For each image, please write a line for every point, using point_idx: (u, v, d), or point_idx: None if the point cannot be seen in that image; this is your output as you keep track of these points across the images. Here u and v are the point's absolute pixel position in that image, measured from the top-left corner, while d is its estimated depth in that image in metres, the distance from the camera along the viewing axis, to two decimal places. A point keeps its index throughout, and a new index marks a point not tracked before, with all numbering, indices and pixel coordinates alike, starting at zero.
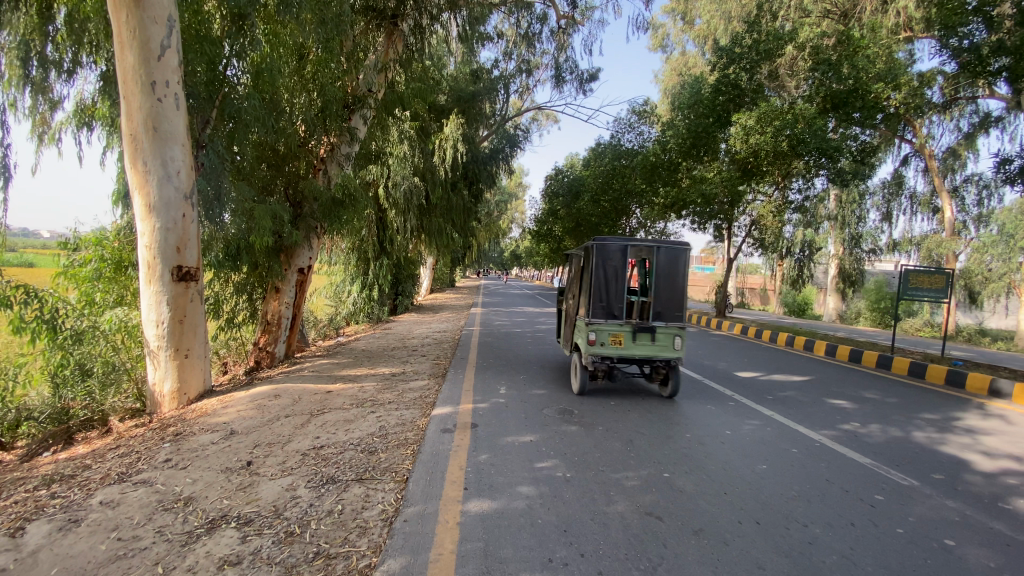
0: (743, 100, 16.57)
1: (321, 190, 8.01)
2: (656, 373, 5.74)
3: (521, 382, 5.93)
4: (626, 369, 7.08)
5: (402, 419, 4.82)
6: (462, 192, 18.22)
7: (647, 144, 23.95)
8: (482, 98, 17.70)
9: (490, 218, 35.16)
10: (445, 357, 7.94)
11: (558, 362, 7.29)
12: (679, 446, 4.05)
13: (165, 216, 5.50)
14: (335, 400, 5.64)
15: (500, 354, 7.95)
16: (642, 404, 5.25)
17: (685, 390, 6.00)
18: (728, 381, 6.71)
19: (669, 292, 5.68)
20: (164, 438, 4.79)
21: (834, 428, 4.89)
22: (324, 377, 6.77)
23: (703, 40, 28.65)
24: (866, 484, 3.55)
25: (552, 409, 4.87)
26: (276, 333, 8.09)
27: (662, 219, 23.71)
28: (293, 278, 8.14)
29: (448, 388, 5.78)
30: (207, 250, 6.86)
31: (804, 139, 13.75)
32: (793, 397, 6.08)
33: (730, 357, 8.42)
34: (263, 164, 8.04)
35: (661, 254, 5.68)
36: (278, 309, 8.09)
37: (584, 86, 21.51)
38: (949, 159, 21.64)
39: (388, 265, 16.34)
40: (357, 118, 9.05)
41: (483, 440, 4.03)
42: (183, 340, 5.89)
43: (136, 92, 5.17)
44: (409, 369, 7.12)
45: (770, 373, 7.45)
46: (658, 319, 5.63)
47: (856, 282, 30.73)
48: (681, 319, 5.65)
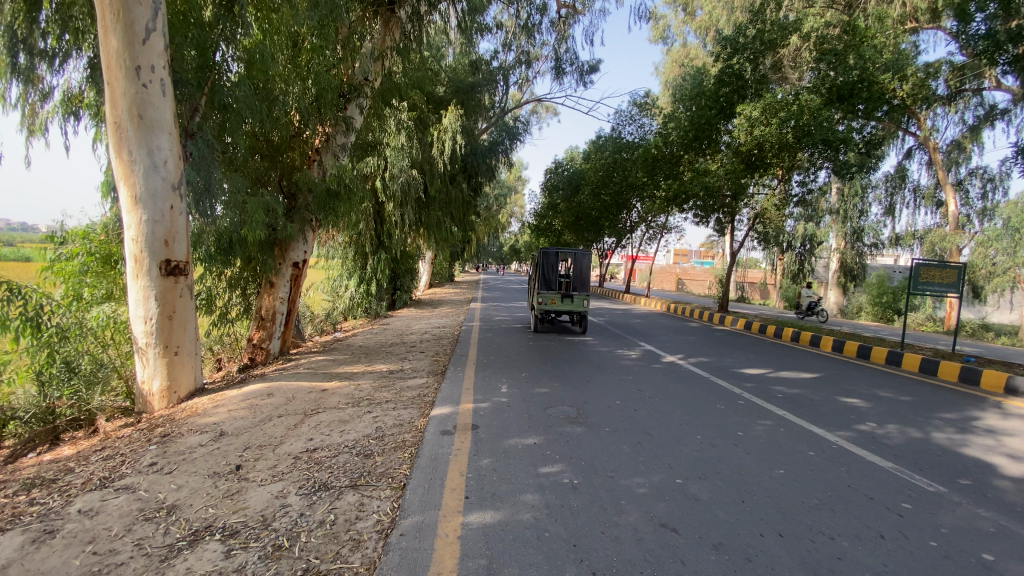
0: (747, 91, 16.22)
1: (316, 181, 7.73)
2: (576, 322, 10.34)
3: (524, 380, 5.74)
4: (631, 366, 6.89)
5: (400, 419, 4.62)
6: (461, 186, 17.97)
7: (649, 137, 23.69)
8: (482, 89, 17.41)
9: (489, 211, 34.88)
10: (444, 353, 7.73)
11: (561, 359, 7.10)
12: (690, 449, 3.86)
13: (152, 208, 5.26)
14: (330, 399, 5.44)
15: (501, 350, 7.75)
16: (650, 403, 5.06)
17: (692, 388, 5.82)
18: (736, 378, 6.53)
19: (579, 276, 10.76)
20: (151, 440, 4.59)
21: (850, 428, 4.71)
22: (320, 374, 6.56)
23: (704, 32, 28.32)
24: (891, 491, 3.37)
25: (556, 408, 4.67)
26: (271, 330, 7.88)
27: (663, 212, 23.49)
28: (287, 273, 7.92)
29: (447, 387, 5.58)
30: (197, 244, 6.61)
31: (809, 131, 13.52)
32: (804, 395, 5.90)
33: (737, 353, 8.24)
34: (256, 155, 7.79)
35: (577, 257, 10.52)
36: (272, 304, 7.86)
37: (584, 78, 21.22)
38: (953, 152, 21.42)
39: (386, 259, 16.10)
40: (352, 107, 8.82)
41: (484, 442, 3.84)
42: (172, 337, 5.67)
43: (119, 77, 4.91)
44: (407, 366, 6.92)
45: (779, 369, 7.26)
46: (575, 291, 10.41)
47: (857, 276, 30.56)
48: (585, 291, 10.59)
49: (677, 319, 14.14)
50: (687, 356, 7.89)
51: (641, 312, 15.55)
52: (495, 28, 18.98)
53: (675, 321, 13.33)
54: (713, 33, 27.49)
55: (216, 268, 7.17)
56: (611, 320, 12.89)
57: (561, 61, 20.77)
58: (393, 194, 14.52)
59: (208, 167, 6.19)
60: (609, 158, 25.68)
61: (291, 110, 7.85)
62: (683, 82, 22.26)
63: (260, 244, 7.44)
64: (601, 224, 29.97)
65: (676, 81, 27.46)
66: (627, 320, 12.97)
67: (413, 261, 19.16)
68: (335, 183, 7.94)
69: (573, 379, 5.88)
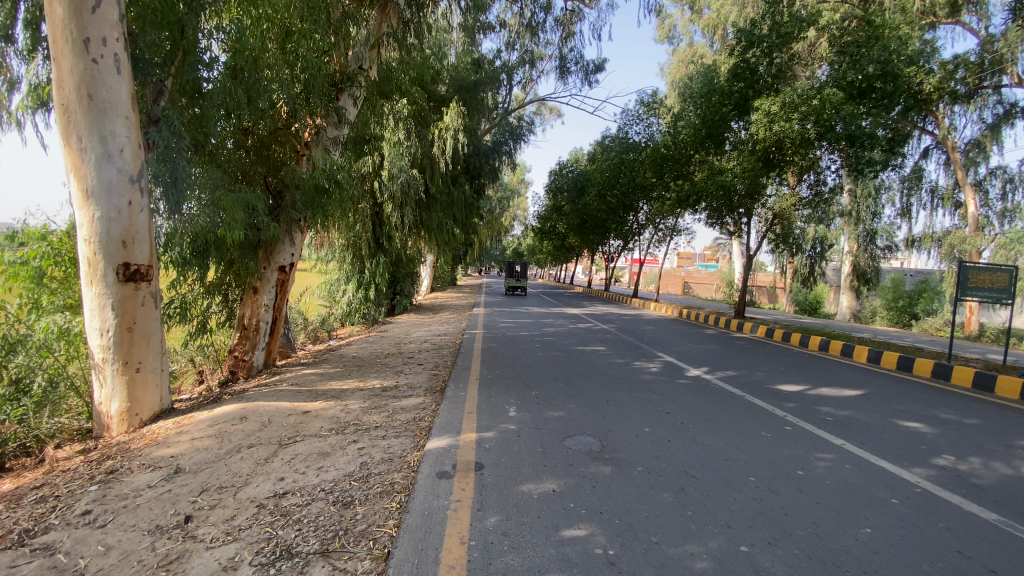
0: (761, 88, 15.40)
1: (303, 177, 6.95)
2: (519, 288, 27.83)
3: (535, 401, 5.01)
4: (655, 383, 6.14)
5: (390, 452, 3.89)
6: (463, 187, 17.33)
7: (656, 137, 23.01)
8: (484, 88, 16.79)
9: (491, 215, 34.31)
10: (444, 366, 7.00)
11: (575, 374, 6.37)
12: (746, 498, 3.12)
13: (106, 203, 4.56)
14: (312, 424, 4.71)
15: (508, 363, 7.01)
16: (685, 431, 4.32)
17: (727, 410, 5.08)
18: (774, 397, 5.79)
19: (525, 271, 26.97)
20: (94, 478, 3.87)
21: (927, 464, 3.96)
22: (304, 392, 5.83)
23: (712, 30, 27.64)
24: (1015, 560, 2.62)
25: (575, 440, 3.95)
26: (254, 340, 7.18)
27: (673, 214, 22.77)
28: (273, 278, 7.22)
29: (447, 409, 4.84)
30: (169, 246, 5.89)
31: (835, 126, 12.65)
32: (855, 417, 5.15)
33: (766, 366, 7.50)
34: (240, 150, 7.16)
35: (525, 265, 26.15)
36: (256, 312, 7.16)
37: (590, 77, 20.61)
38: (973, 151, 20.59)
39: (385, 262, 15.35)
40: (346, 98, 8.14)
41: (491, 489, 3.11)
42: (133, 351, 4.96)
43: (66, 52, 4.27)
44: (403, 382, 6.18)
45: (819, 385, 6.50)
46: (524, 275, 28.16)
47: (870, 279, 29.74)
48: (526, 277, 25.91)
49: (690, 325, 13.38)
50: (712, 369, 7.17)
51: (652, 318, 14.81)
52: (498, 26, 18.36)
53: (689, 328, 12.57)
54: (722, 31, 26.79)
55: (192, 273, 6.45)
56: (622, 327, 12.15)
57: (566, 60, 20.13)
58: (391, 194, 13.83)
59: (173, 157, 5.33)
60: (615, 159, 24.98)
61: (277, 100, 7.21)
62: (692, 80, 21.55)
63: (240, 245, 6.73)
64: (607, 225, 29.29)
65: (682, 80, 26.71)
66: (639, 327, 12.23)
67: (414, 265, 18.40)
68: (323, 178, 7.19)
69: (591, 400, 5.15)
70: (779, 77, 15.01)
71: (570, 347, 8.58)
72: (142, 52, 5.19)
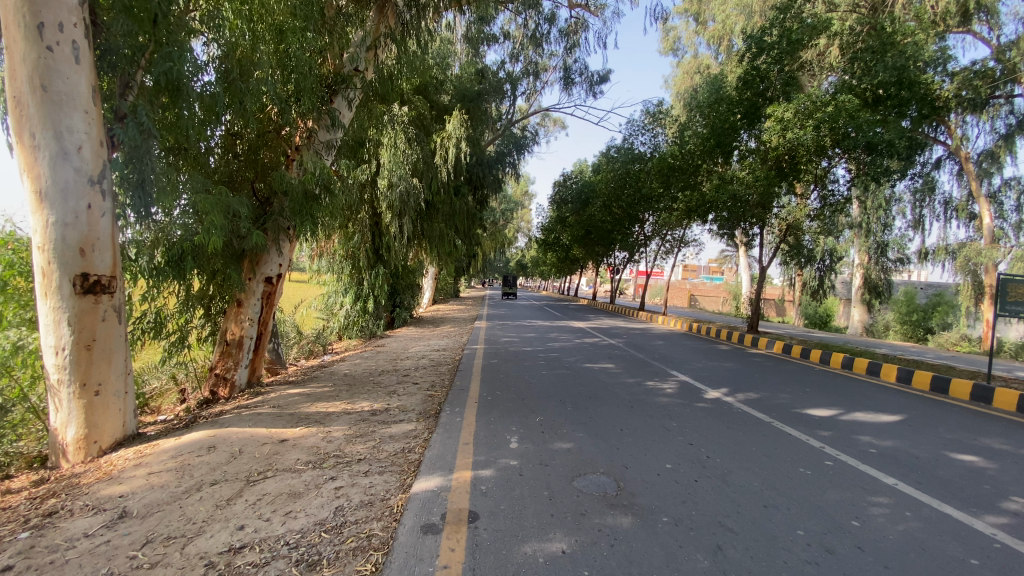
0: (771, 95, 14.88)
1: (291, 182, 6.43)
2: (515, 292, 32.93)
3: (539, 430, 4.45)
4: (672, 407, 5.58)
5: (371, 494, 3.35)
6: (465, 197, 16.93)
7: (662, 148, 22.59)
8: (488, 97, 16.50)
9: (495, 226, 33.98)
10: (440, 386, 6.46)
11: (584, 396, 5.82)
12: (798, 560, 2.56)
13: (62, 206, 4.11)
14: (288, 455, 4.17)
15: (509, 382, 6.47)
16: (712, 468, 3.76)
17: (756, 440, 4.51)
18: (806, 424, 5.21)
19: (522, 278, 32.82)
20: (28, 522, 3.34)
21: (997, 510, 3.39)
22: (285, 416, 5.30)
23: (718, 41, 27.37)
24: None
25: (586, 480, 3.40)
26: (237, 357, 6.68)
27: (680, 225, 22.24)
28: (259, 289, 6.73)
29: (439, 439, 4.28)
30: (140, 255, 5.41)
31: (854, 130, 12.12)
32: (900, 449, 4.57)
33: (790, 387, 6.91)
34: (227, 154, 6.72)
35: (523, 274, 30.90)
36: (239, 327, 6.66)
37: (594, 88, 20.35)
38: (986, 162, 19.97)
39: (385, 274, 14.88)
40: (340, 100, 7.68)
41: (486, 549, 2.57)
42: (92, 372, 4.45)
43: (18, 38, 3.89)
44: (394, 405, 5.64)
45: (852, 409, 5.91)
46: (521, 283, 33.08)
47: (883, 292, 28.99)
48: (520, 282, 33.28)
49: (701, 341, 12.77)
50: (732, 390, 6.61)
51: (660, 333, 14.23)
52: (502, 37, 18.16)
53: (701, 344, 11.97)
54: (728, 43, 26.57)
55: (169, 285, 5.97)
56: (630, 342, 11.59)
57: (570, 70, 19.89)
58: (390, 204, 13.38)
59: (142, 158, 4.80)
60: (620, 170, 24.55)
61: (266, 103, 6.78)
62: (699, 90, 21.22)
63: (223, 254, 6.26)
64: (612, 237, 28.81)
65: (688, 91, 26.43)
66: (648, 342, 11.67)
67: (415, 277, 17.89)
68: (311, 183, 6.70)
69: (603, 428, 4.60)
70: (791, 85, 14.53)
71: (577, 365, 8.03)
72: (110, 43, 4.70)
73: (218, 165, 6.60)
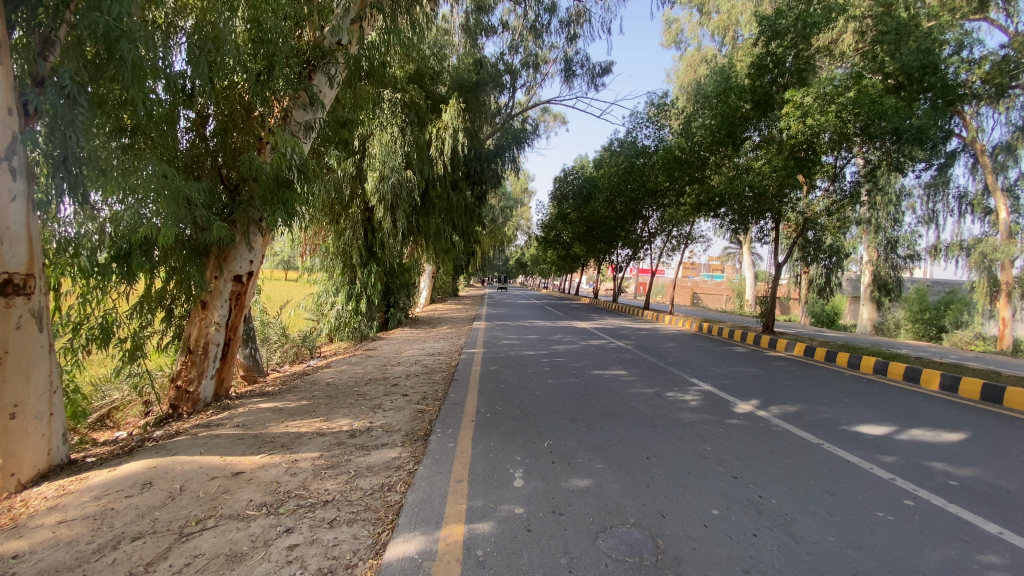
0: (787, 82, 13.99)
1: (260, 166, 5.61)
2: None
3: (549, 460, 3.67)
4: (702, 425, 4.80)
5: (333, 559, 2.55)
6: (462, 191, 16.08)
7: (667, 141, 21.73)
8: (486, 87, 15.64)
9: (494, 224, 33.09)
10: (433, 399, 5.67)
11: (599, 412, 5.03)
12: None
13: None
14: (240, 495, 3.38)
15: (512, 395, 5.68)
16: (770, 515, 2.97)
17: (811, 472, 3.73)
18: (862, 449, 4.43)
19: None
20: None
21: None
22: (248, 438, 4.51)
23: (723, 31, 26.52)
24: None
25: (613, 539, 2.61)
26: (200, 366, 5.87)
27: (687, 220, 21.38)
28: (227, 290, 5.96)
29: (426, 474, 3.49)
30: (71, 251, 4.65)
31: (878, 118, 11.34)
32: (983, 479, 3.81)
33: (829, 398, 6.13)
34: (193, 137, 5.92)
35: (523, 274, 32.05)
36: (204, 332, 5.87)
37: (596, 80, 19.58)
38: (1003, 154, 18.97)
39: (378, 272, 14.06)
40: (320, 77, 6.88)
41: None
42: (4, 389, 3.66)
43: None
44: (378, 423, 4.85)
45: (907, 426, 5.13)
46: None
47: (894, 290, 28.21)
48: None
49: (715, 342, 12.00)
50: (764, 402, 5.84)
51: (669, 333, 13.49)
52: (501, 26, 17.39)
53: (716, 346, 11.18)
54: (733, 33, 25.79)
55: (120, 286, 5.18)
56: (639, 344, 10.84)
57: (571, 61, 19.10)
58: (382, 196, 12.55)
59: (67, 130, 4.03)
60: (624, 164, 23.77)
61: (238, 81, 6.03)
62: (705, 81, 20.46)
63: (182, 249, 5.47)
64: (615, 234, 28.05)
65: (692, 83, 25.60)
66: (659, 344, 10.91)
67: (411, 275, 17.06)
68: (284, 167, 5.91)
69: (626, 456, 3.82)
70: (807, 70, 13.63)
71: (586, 371, 7.26)
72: None
73: (187, 148, 5.84)
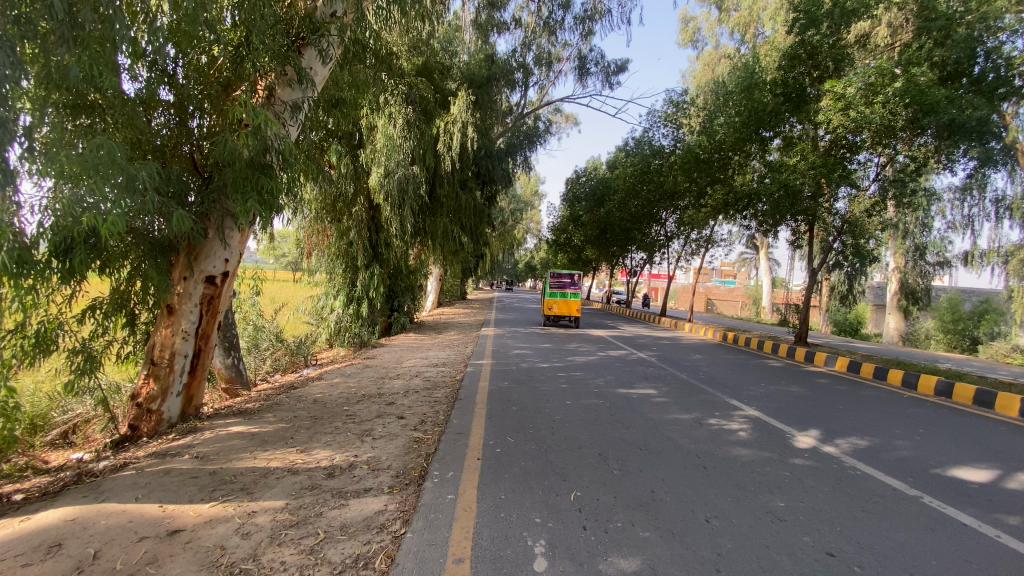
0: (822, 74, 13.01)
1: (233, 147, 4.75)
2: None
3: (580, 527, 2.78)
4: (763, 469, 3.88)
5: None
6: (472, 191, 15.28)
7: (685, 142, 20.83)
8: (498, 81, 14.82)
9: (502, 227, 32.39)
10: (435, 425, 4.81)
11: (632, 447, 4.13)
12: None
13: None
14: (168, 569, 2.52)
15: (526, 421, 4.81)
16: None
17: (928, 550, 2.79)
18: (972, 504, 3.48)
19: None
20: None
21: None
22: (202, 477, 3.66)
23: (743, 29, 25.56)
24: None
25: None
26: (165, 381, 5.06)
27: (707, 223, 20.36)
28: (197, 292, 5.18)
29: (415, 546, 2.61)
30: None
31: (927, 112, 10.50)
32: None
33: (901, 430, 5.18)
34: (162, 114, 5.14)
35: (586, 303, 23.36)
36: (170, 341, 5.08)
37: (611, 78, 18.79)
38: None
39: (382, 274, 13.33)
40: (310, 53, 6.07)
41: None
42: None
43: None
44: (365, 458, 3.99)
45: (1012, 470, 4.17)
46: None
47: (922, 299, 26.88)
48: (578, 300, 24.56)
49: (744, 354, 11.07)
50: (826, 434, 4.92)
51: (692, 343, 12.53)
52: (513, 22, 16.64)
53: (747, 359, 10.23)
54: (754, 31, 24.82)
55: (67, 285, 4.40)
56: (663, 356, 9.93)
57: (586, 59, 18.33)
58: (387, 193, 11.78)
59: None
60: (640, 165, 22.84)
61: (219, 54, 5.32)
62: (727, 79, 19.57)
63: (141, 244, 4.67)
64: (630, 237, 27.02)
65: (711, 83, 24.70)
66: (684, 356, 9.98)
67: (416, 278, 16.25)
68: (263, 151, 5.04)
69: (677, 519, 2.93)
70: (843, 61, 12.66)
71: (609, 389, 6.37)
72: None
73: (167, 136, 5.16)
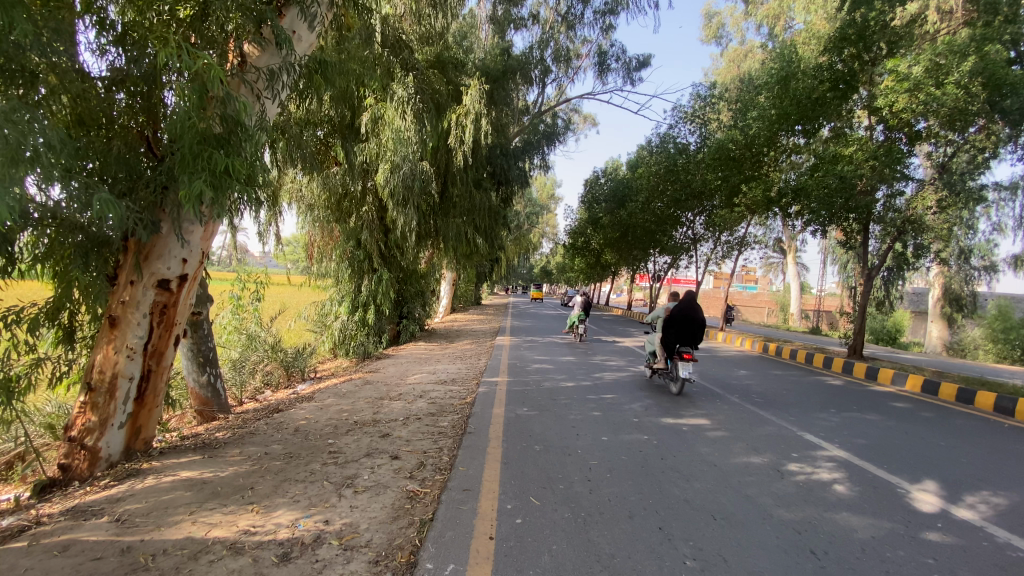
0: (874, 57, 11.70)
1: (181, 119, 3.74)
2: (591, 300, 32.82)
3: None
4: (895, 556, 2.71)
5: None
6: (486, 189, 14.19)
7: (712, 138, 19.50)
8: (514, 73, 13.76)
9: (519, 230, 31.35)
10: (437, 474, 3.71)
11: (702, 518, 2.99)
12: None
13: None
14: None
15: (555, 470, 3.70)
16: None
17: None
18: None
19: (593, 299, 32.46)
20: None
21: None
22: (108, 560, 2.64)
23: (772, 21, 24.19)
24: None
25: None
26: (104, 410, 4.09)
27: (738, 223, 18.96)
28: (147, 299, 4.18)
29: None
30: None
31: (1007, 92, 9.28)
32: None
33: None
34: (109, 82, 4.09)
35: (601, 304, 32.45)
36: (111, 360, 4.11)
37: (634, 73, 17.70)
38: None
39: (390, 279, 12.29)
40: (292, 13, 5.06)
41: None
42: None
43: None
44: (334, 528, 2.92)
45: None
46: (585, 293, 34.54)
47: (968, 306, 24.98)
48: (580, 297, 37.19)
49: (794, 369, 9.78)
50: (949, 490, 3.69)
51: (732, 356, 11.26)
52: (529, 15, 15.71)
53: (801, 375, 8.93)
54: (784, 23, 23.41)
55: None
56: (704, 372, 8.71)
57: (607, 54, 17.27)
58: (392, 189, 10.77)
59: None
60: (664, 164, 21.58)
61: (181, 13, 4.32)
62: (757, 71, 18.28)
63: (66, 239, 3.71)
64: (653, 240, 25.67)
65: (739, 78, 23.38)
66: (728, 372, 8.76)
67: (429, 282, 15.27)
68: (223, 124, 4.01)
69: None
70: (898, 42, 11.33)
71: (649, 419, 5.23)
72: None
73: (122, 113, 4.15)
